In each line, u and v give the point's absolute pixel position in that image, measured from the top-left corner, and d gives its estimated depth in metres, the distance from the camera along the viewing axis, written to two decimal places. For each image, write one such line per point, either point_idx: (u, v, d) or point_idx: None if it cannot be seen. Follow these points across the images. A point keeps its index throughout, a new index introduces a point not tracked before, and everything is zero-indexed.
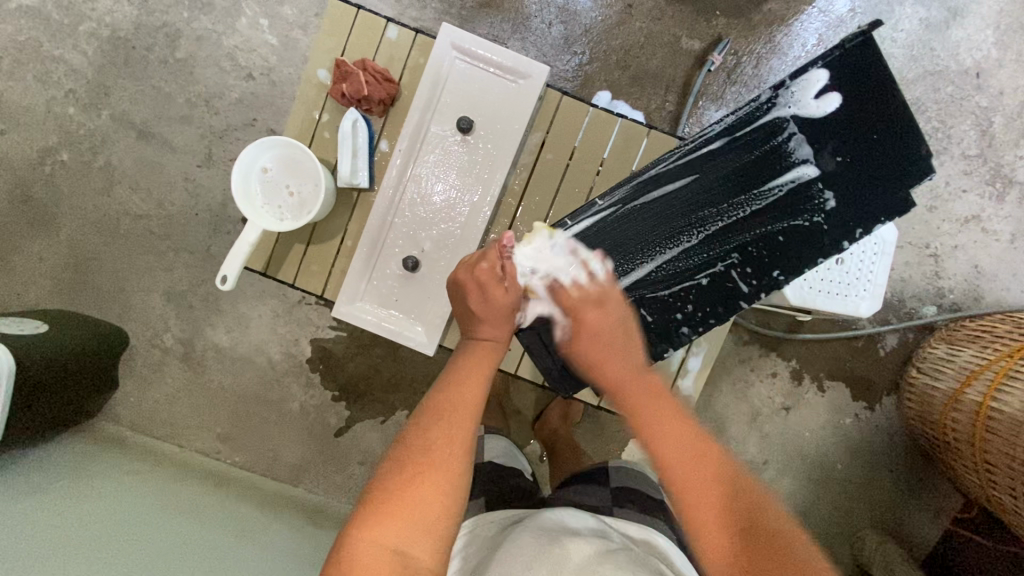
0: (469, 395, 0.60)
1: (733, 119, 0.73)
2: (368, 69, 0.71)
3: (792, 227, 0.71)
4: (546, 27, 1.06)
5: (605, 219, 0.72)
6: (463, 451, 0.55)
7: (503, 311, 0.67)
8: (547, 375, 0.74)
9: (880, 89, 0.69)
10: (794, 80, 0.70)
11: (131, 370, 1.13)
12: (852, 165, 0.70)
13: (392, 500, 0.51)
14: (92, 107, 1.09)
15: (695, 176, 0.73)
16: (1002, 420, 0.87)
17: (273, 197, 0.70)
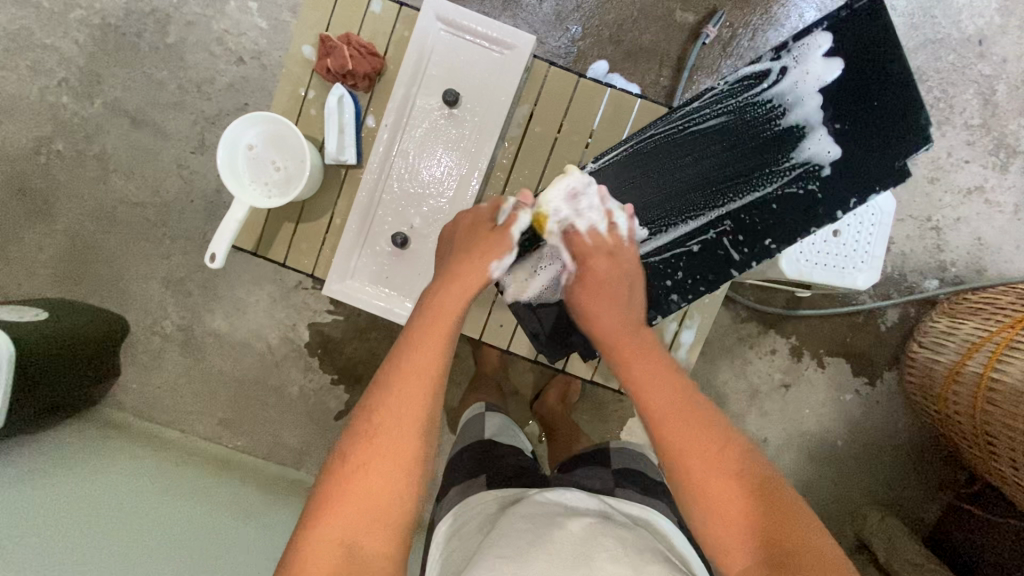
0: (426, 360, 0.56)
1: (732, 84, 0.72)
2: (352, 43, 0.69)
3: (787, 194, 0.70)
4: (537, 3, 1.04)
5: (601, 180, 0.73)
6: (416, 432, 0.53)
7: (484, 257, 0.64)
8: (534, 339, 0.76)
9: (885, 53, 0.68)
10: (796, 42, 0.70)
11: (132, 356, 1.14)
12: (851, 131, 0.68)
13: (340, 488, 0.50)
14: (84, 96, 1.09)
15: (688, 144, 0.72)
16: (1004, 391, 0.86)
17: (260, 174, 0.70)
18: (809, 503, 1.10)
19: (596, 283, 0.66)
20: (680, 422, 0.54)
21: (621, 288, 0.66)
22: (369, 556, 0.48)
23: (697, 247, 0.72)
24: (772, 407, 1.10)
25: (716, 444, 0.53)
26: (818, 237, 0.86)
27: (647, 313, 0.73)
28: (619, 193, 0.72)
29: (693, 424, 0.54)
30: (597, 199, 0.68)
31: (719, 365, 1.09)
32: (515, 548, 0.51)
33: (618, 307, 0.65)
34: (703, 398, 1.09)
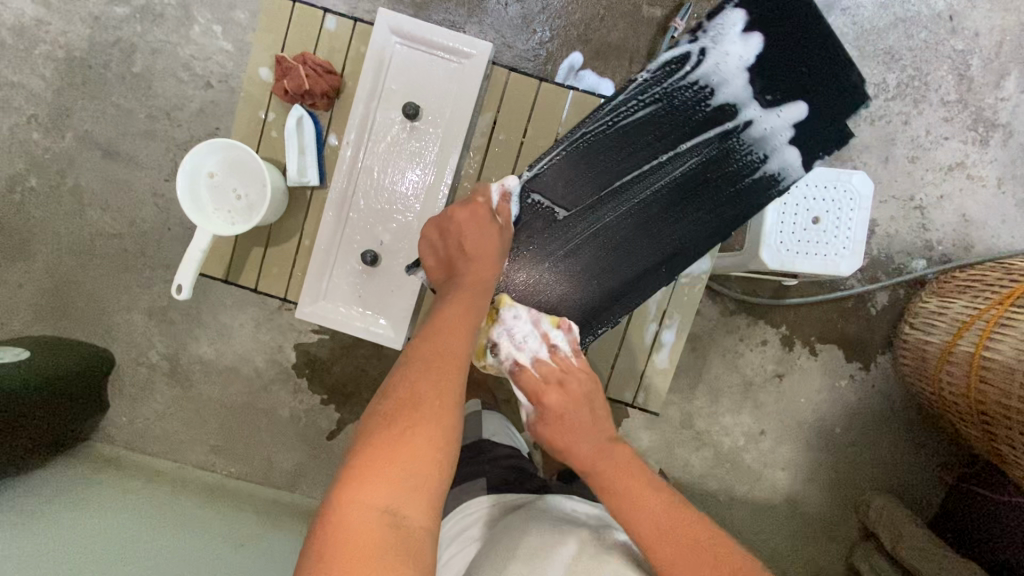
0: (454, 347, 0.59)
1: (652, 73, 0.71)
2: (307, 62, 0.68)
3: (731, 174, 0.71)
4: (502, 8, 1.04)
5: (542, 187, 0.71)
6: (452, 406, 0.55)
7: (494, 250, 0.67)
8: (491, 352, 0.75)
9: (798, 21, 0.69)
10: (711, 21, 0.70)
11: (119, 389, 1.13)
12: (785, 103, 0.70)
13: (381, 455, 0.50)
14: (55, 130, 1.08)
15: (624, 139, 0.71)
16: (995, 369, 0.85)
17: (223, 201, 0.69)
18: (811, 493, 1.08)
19: (561, 417, 0.67)
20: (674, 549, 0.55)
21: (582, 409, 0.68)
22: (410, 524, 0.48)
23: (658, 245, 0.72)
24: (766, 399, 1.08)
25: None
26: (797, 225, 0.85)
27: (613, 312, 0.73)
28: (565, 192, 0.71)
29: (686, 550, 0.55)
30: (532, 325, 0.71)
31: (711, 359, 1.08)
32: (517, 564, 0.50)
33: (585, 428, 0.67)
34: (696, 394, 1.08)
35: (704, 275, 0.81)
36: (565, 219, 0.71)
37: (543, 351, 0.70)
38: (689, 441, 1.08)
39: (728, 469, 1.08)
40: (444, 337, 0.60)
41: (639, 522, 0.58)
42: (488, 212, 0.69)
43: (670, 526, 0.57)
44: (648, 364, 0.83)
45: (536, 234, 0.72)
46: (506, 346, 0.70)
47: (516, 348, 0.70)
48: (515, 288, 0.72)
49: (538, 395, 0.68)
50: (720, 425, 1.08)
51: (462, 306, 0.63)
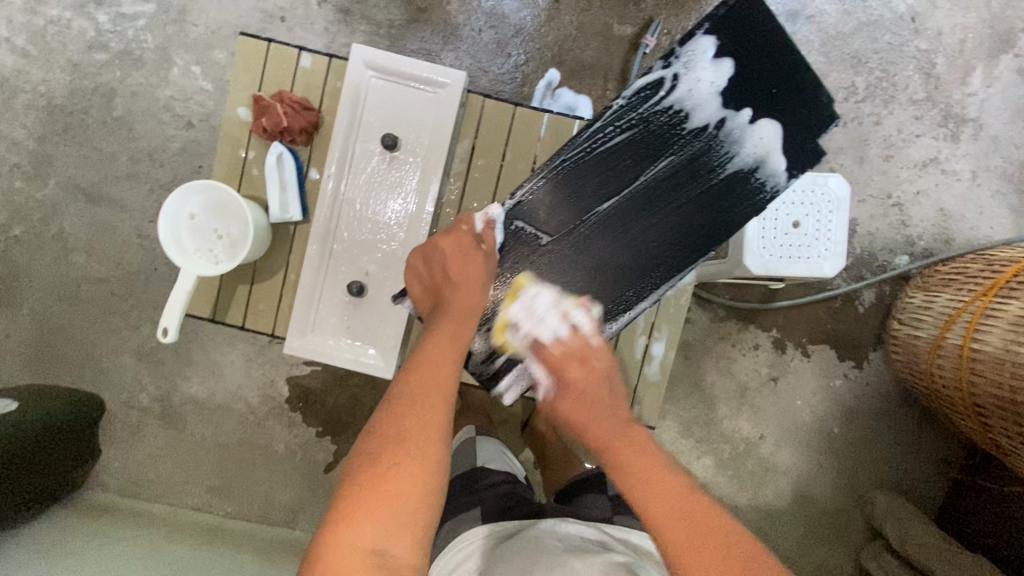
0: (441, 380, 0.58)
1: (629, 100, 0.72)
2: (285, 100, 0.70)
3: (710, 193, 0.71)
4: (476, 34, 1.06)
5: (523, 214, 0.71)
6: (439, 438, 0.55)
7: (479, 278, 0.66)
8: (480, 378, 0.73)
9: (767, 47, 0.70)
10: (683, 48, 0.71)
11: (111, 434, 1.11)
12: (760, 123, 0.71)
13: (368, 494, 0.50)
14: (38, 178, 1.08)
15: (602, 162, 0.71)
16: (985, 360, 0.86)
17: (205, 241, 0.69)
18: (815, 495, 1.08)
19: (572, 396, 0.65)
20: (671, 512, 0.55)
21: (601, 391, 0.65)
22: (398, 561, 0.48)
23: (638, 263, 0.72)
24: (763, 403, 1.08)
25: (720, 549, 0.53)
26: (779, 230, 0.86)
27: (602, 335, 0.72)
28: (548, 218, 0.71)
29: (690, 517, 0.55)
30: (549, 302, 0.69)
31: (705, 367, 1.08)
32: None
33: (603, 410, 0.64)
34: (694, 402, 1.08)
35: (689, 286, 0.82)
36: (548, 245, 0.71)
37: (563, 326, 0.67)
38: (689, 451, 1.08)
39: (731, 476, 1.08)
40: (429, 369, 0.59)
41: (648, 496, 0.57)
42: (472, 240, 0.69)
43: (678, 512, 0.55)
44: (640, 379, 0.83)
45: (520, 260, 0.71)
46: (525, 323, 0.69)
47: (535, 325, 0.69)
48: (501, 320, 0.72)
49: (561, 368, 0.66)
50: (719, 432, 1.08)
51: (448, 336, 0.62)
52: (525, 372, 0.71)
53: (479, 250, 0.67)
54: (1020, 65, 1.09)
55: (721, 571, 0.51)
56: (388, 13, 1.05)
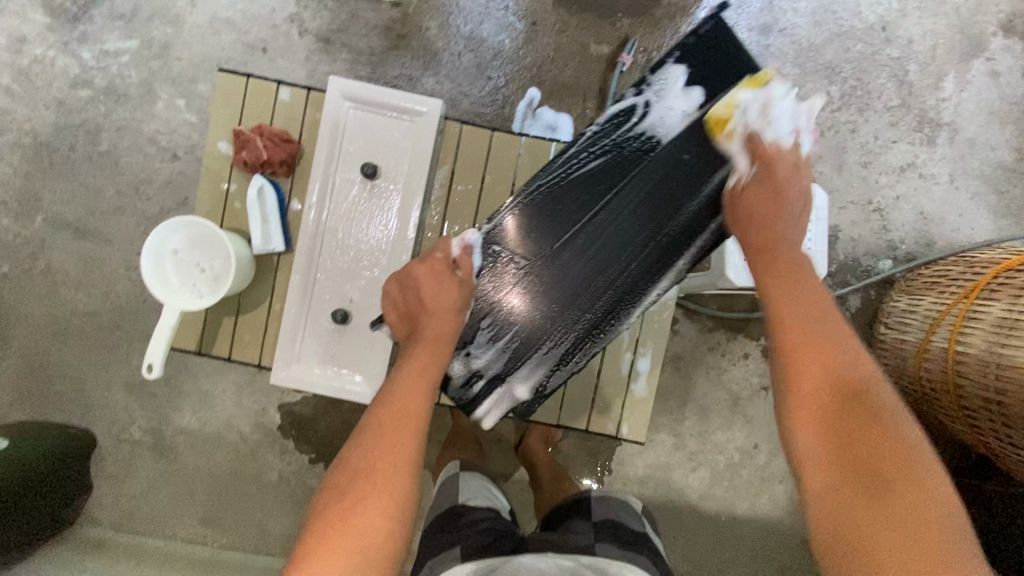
0: (412, 409, 0.59)
1: (604, 124, 0.72)
2: (264, 133, 0.71)
3: (683, 216, 0.72)
4: (456, 58, 1.08)
5: (498, 239, 0.71)
6: (407, 470, 0.56)
7: (452, 303, 0.67)
8: (459, 401, 0.75)
9: (734, 74, 0.72)
10: (655, 76, 0.72)
11: (103, 469, 1.10)
12: (731, 148, 0.71)
13: (334, 527, 0.52)
14: (25, 215, 1.09)
15: (577, 187, 0.71)
16: (970, 362, 0.86)
17: (188, 275, 0.70)
18: None
19: (772, 188, 0.69)
20: (803, 325, 0.64)
21: (795, 202, 0.70)
22: None
23: (607, 280, 0.72)
24: (755, 412, 1.09)
25: (837, 368, 0.61)
26: None
27: (576, 355, 0.73)
28: (523, 243, 0.71)
29: (821, 337, 0.63)
30: (789, 116, 0.72)
31: (696, 378, 1.08)
32: None
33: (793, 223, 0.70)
34: (687, 414, 1.08)
35: (672, 301, 0.82)
36: (526, 269, 0.71)
37: (789, 140, 0.72)
38: (684, 463, 1.08)
39: (727, 487, 1.08)
40: (401, 397, 0.60)
41: (787, 308, 0.66)
42: (446, 267, 0.69)
43: (807, 332, 0.64)
44: (627, 395, 0.84)
45: (497, 287, 0.72)
46: (754, 118, 0.70)
47: (767, 119, 0.70)
48: (478, 349, 0.73)
49: (768, 164, 0.70)
50: (713, 443, 1.08)
51: (423, 362, 0.64)
52: (504, 395, 0.74)
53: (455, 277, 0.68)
54: (993, 68, 1.11)
55: (826, 392, 0.60)
56: (369, 41, 1.07)
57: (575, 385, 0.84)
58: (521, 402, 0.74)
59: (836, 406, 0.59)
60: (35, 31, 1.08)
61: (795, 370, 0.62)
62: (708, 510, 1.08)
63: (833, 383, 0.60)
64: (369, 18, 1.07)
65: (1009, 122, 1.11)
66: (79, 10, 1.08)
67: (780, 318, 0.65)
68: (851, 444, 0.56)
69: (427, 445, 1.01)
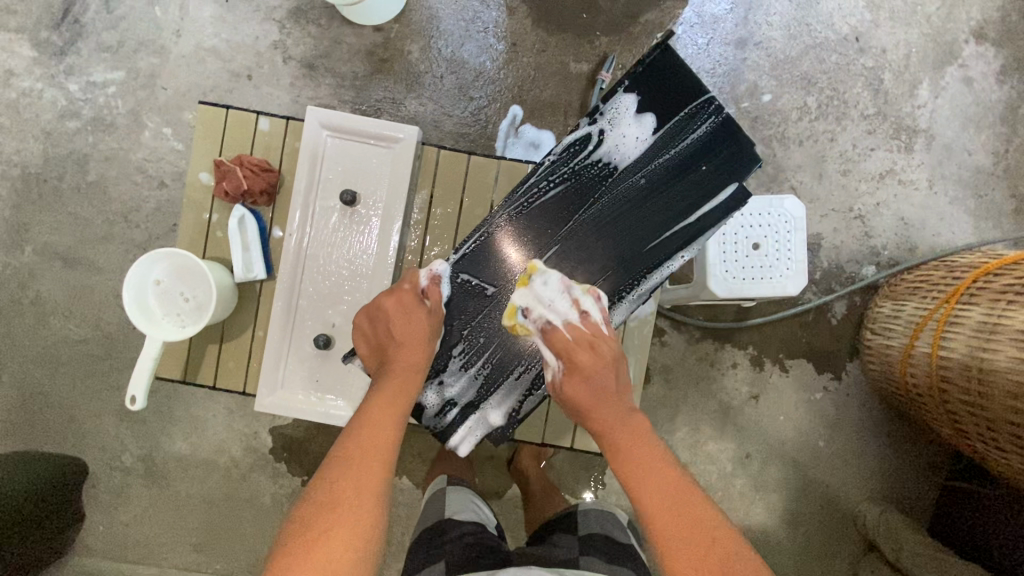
0: (379, 441, 0.60)
1: (561, 155, 0.73)
2: (244, 163, 0.72)
3: (647, 238, 0.73)
4: (438, 80, 1.09)
5: (463, 270, 0.72)
6: (374, 502, 0.56)
7: (422, 334, 0.68)
8: (434, 431, 0.75)
9: (687, 97, 0.73)
10: (606, 105, 0.74)
11: (95, 498, 1.10)
12: (687, 170, 0.72)
13: (299, 560, 0.51)
14: (15, 246, 1.10)
15: (539, 216, 0.73)
16: (954, 369, 0.87)
17: (170, 305, 0.71)
18: (807, 512, 1.08)
19: (579, 378, 0.68)
20: (660, 500, 0.60)
21: (607, 382, 0.68)
22: None
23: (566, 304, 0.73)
24: (745, 421, 1.09)
25: (700, 540, 0.57)
26: (739, 252, 0.88)
27: (547, 378, 0.73)
28: (489, 271, 0.72)
29: (676, 508, 0.59)
30: (559, 290, 0.71)
31: (685, 389, 1.08)
32: None
33: (608, 404, 0.67)
34: (678, 426, 1.08)
35: (650, 316, 0.84)
36: (494, 295, 0.73)
37: (574, 313, 0.71)
38: None
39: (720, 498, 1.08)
40: (370, 429, 0.60)
41: (642, 484, 0.61)
42: (415, 297, 0.70)
43: (665, 502, 0.60)
44: None
45: (466, 313, 0.73)
46: (538, 309, 0.72)
47: (546, 308, 0.72)
48: (450, 378, 0.73)
49: (568, 354, 0.69)
50: (705, 453, 1.08)
51: (391, 395, 0.64)
52: (479, 421, 0.74)
53: (425, 306, 0.69)
54: (966, 74, 1.12)
55: (703, 569, 0.55)
56: (352, 66, 1.09)
57: (559, 402, 0.84)
58: (496, 428, 0.74)
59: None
60: (23, 65, 1.09)
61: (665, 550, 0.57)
62: None
63: (708, 564, 0.55)
64: (351, 43, 1.09)
65: (985, 126, 1.12)
66: (66, 43, 1.09)
67: (640, 502, 0.61)
68: None
69: (418, 464, 1.01)
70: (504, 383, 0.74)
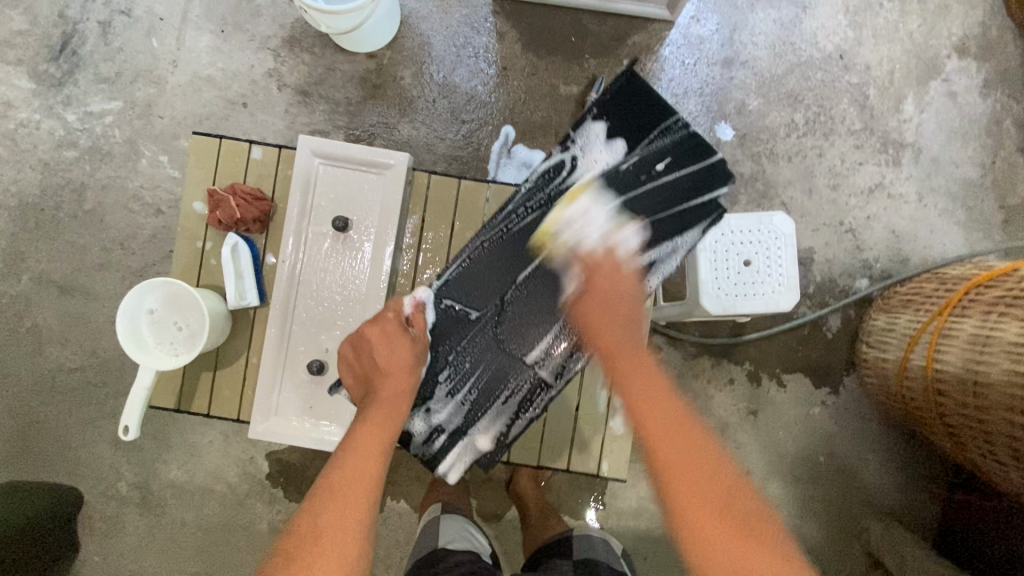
0: (363, 471, 0.59)
1: (538, 181, 0.74)
2: (237, 192, 0.73)
3: (628, 260, 0.73)
4: (431, 104, 1.11)
5: (448, 296, 0.72)
6: (359, 537, 0.55)
7: (407, 362, 0.68)
8: (423, 457, 0.75)
9: (657, 118, 0.74)
10: (577, 133, 0.75)
11: (90, 528, 1.09)
12: (664, 189, 0.73)
13: None
14: (11, 275, 1.10)
15: (520, 240, 0.73)
16: (949, 382, 0.87)
17: (164, 334, 0.71)
18: (810, 529, 1.07)
19: (594, 302, 0.70)
20: (661, 421, 0.60)
21: (620, 309, 0.69)
22: None
23: (551, 327, 0.73)
24: (744, 437, 1.08)
25: (701, 464, 0.57)
26: (730, 268, 0.89)
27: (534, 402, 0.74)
28: (473, 295, 0.73)
29: (679, 432, 0.59)
30: (604, 219, 0.73)
31: None
32: None
33: (617, 323, 0.68)
34: None
35: None
36: (478, 320, 0.72)
37: (604, 241, 0.72)
38: None
39: None
40: (354, 460, 0.60)
41: (647, 410, 0.61)
42: (400, 325, 0.70)
43: (669, 425, 0.60)
44: (607, 431, 0.84)
45: (452, 338, 0.72)
46: (578, 225, 0.73)
47: (580, 232, 0.73)
48: (437, 407, 0.73)
49: (590, 278, 0.71)
50: None
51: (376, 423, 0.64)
52: (467, 447, 0.74)
53: (411, 333, 0.69)
54: (950, 89, 1.14)
55: (700, 489, 0.56)
56: (346, 92, 1.11)
57: (554, 424, 0.84)
58: (484, 454, 0.75)
59: (709, 510, 0.55)
60: (21, 97, 1.11)
61: (668, 470, 0.57)
62: None
63: (714, 501, 0.56)
64: (345, 70, 1.11)
65: (971, 139, 1.14)
66: (64, 74, 1.11)
67: (644, 422, 0.61)
68: (732, 550, 0.54)
69: (415, 488, 1.00)
70: (492, 408, 0.74)
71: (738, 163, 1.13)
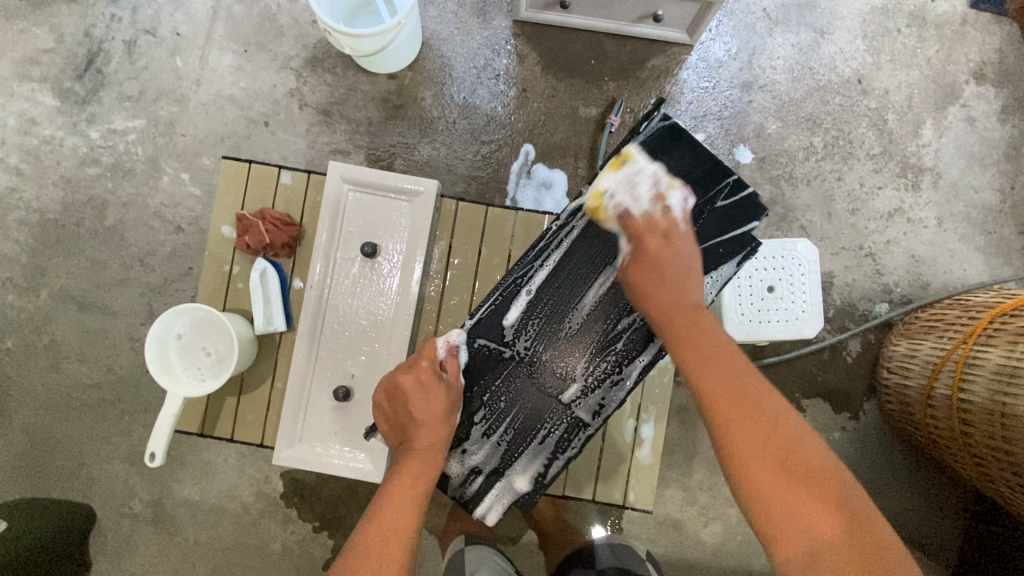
0: (397, 528, 0.62)
1: (572, 217, 0.74)
2: (266, 218, 0.73)
3: None
4: (452, 125, 1.12)
5: (482, 335, 0.72)
6: None
7: (442, 411, 0.68)
8: (459, 500, 0.74)
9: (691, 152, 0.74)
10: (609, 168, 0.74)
11: (102, 546, 1.08)
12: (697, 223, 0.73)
13: None
14: (31, 290, 1.11)
15: (555, 280, 0.73)
16: (975, 412, 0.86)
17: (191, 359, 0.72)
18: None
19: (650, 267, 0.69)
20: (717, 382, 0.62)
21: (679, 273, 0.69)
22: None
23: (586, 368, 0.73)
24: None
25: (763, 429, 0.59)
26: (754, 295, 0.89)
27: (569, 445, 0.73)
28: (508, 334, 0.72)
29: (735, 391, 0.62)
30: (650, 182, 0.72)
31: (702, 429, 1.07)
32: None
33: (670, 287, 0.68)
34: (697, 467, 1.06)
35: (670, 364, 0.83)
36: (512, 359, 0.72)
37: (654, 206, 0.71)
38: (696, 517, 1.06)
39: (741, 541, 1.06)
40: (388, 516, 0.62)
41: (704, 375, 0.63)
42: (433, 372, 0.70)
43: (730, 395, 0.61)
44: (631, 460, 0.83)
45: (486, 379, 0.72)
46: (620, 194, 0.72)
47: (625, 199, 0.72)
48: (471, 447, 0.73)
49: (641, 238, 0.71)
50: (723, 496, 1.06)
51: (411, 476, 0.66)
52: (504, 488, 0.74)
53: (444, 382, 0.69)
54: (968, 114, 1.14)
55: (757, 447, 0.58)
56: (367, 112, 1.11)
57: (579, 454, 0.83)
58: (522, 494, 0.74)
59: (767, 466, 0.57)
60: (45, 114, 1.12)
61: (723, 427, 0.60)
62: (724, 567, 1.06)
63: (777, 462, 0.57)
64: (366, 91, 1.12)
65: (990, 164, 1.14)
66: (88, 92, 1.12)
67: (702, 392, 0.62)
68: (787, 504, 0.56)
69: (433, 511, 0.99)
70: (528, 449, 0.73)
71: (756, 186, 1.13)
